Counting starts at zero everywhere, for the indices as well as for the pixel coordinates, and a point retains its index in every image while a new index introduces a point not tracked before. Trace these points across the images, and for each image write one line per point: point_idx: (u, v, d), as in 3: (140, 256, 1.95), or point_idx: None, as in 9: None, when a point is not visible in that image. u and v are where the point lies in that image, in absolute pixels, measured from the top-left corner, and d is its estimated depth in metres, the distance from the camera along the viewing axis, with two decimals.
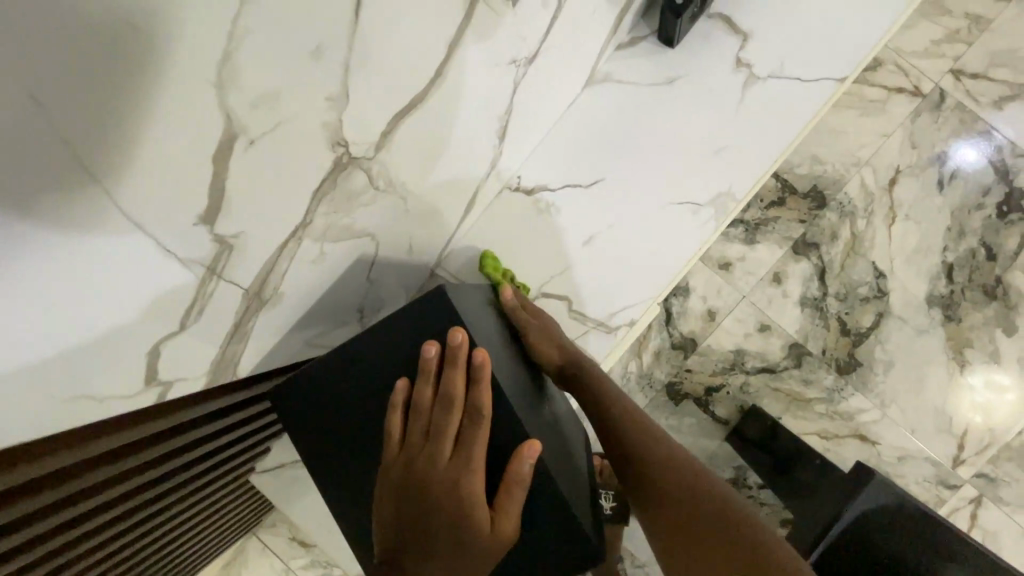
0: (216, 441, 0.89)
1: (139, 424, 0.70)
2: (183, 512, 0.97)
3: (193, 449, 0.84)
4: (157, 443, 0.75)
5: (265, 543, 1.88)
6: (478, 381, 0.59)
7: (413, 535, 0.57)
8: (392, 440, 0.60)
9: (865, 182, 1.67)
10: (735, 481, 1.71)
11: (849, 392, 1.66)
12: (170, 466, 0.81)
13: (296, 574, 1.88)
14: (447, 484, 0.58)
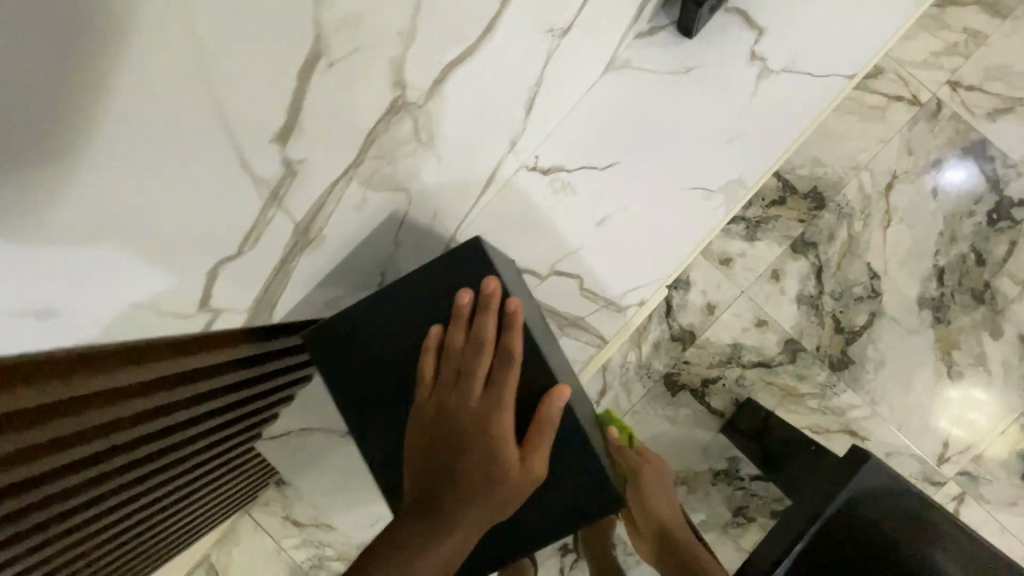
0: (254, 386, 0.89)
1: (188, 356, 0.68)
2: (211, 464, 0.97)
3: (232, 393, 0.83)
4: (200, 380, 0.74)
5: (256, 521, 1.87)
6: (510, 326, 0.62)
7: (443, 473, 0.60)
8: (425, 381, 0.64)
9: (863, 185, 1.72)
10: (727, 472, 1.75)
11: (841, 389, 1.71)
12: (210, 410, 0.81)
13: (286, 554, 1.87)
14: (478, 421, 0.60)
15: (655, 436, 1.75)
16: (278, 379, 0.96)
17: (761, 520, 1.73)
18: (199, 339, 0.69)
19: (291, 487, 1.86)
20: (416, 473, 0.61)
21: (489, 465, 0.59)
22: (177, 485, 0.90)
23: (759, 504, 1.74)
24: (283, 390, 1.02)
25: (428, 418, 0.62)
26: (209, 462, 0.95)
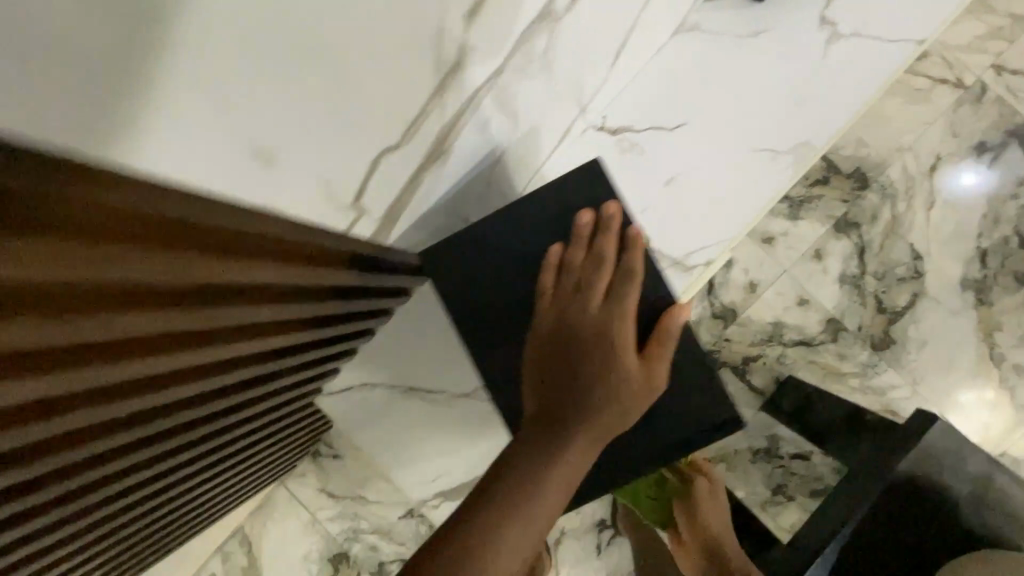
0: (328, 315, 0.80)
1: (264, 263, 0.59)
2: (267, 409, 0.89)
3: (307, 317, 0.75)
4: (281, 298, 0.66)
5: (291, 493, 1.87)
6: (629, 249, 0.81)
7: (573, 363, 0.78)
8: (552, 293, 0.83)
9: (906, 166, 1.73)
10: (767, 450, 1.75)
11: (881, 368, 1.71)
12: (288, 343, 0.75)
13: (320, 526, 1.86)
14: (600, 324, 0.78)
15: None
16: (351, 310, 0.86)
17: (801, 499, 1.73)
18: (271, 234, 0.59)
19: (328, 459, 1.85)
20: (553, 367, 0.79)
21: (616, 361, 0.77)
22: (238, 433, 0.85)
23: (799, 483, 1.74)
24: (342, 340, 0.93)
25: (559, 323, 0.81)
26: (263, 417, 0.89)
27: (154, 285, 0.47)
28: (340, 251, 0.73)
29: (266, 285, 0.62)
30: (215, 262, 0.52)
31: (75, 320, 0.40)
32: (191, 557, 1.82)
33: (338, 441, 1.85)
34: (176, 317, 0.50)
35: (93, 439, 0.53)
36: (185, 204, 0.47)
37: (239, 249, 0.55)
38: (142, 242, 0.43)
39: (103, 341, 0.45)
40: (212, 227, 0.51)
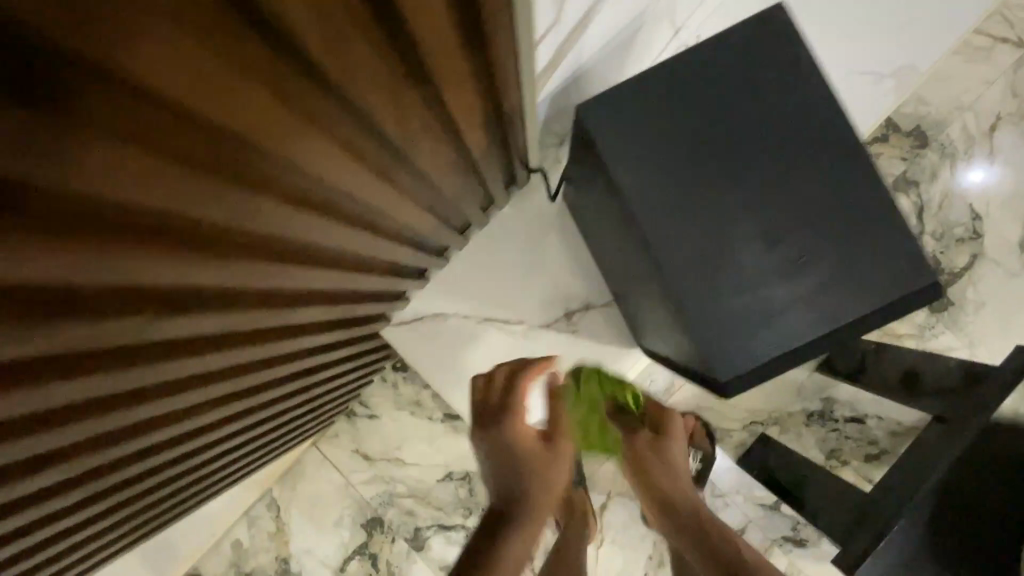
0: (420, 201, 0.71)
1: (327, 156, 0.47)
2: (307, 332, 0.78)
3: (387, 204, 0.64)
4: (353, 183, 0.54)
5: (324, 454, 1.77)
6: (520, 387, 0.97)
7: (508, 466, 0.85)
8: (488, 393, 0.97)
9: (966, 125, 1.69)
10: (822, 413, 1.71)
11: (939, 330, 1.68)
12: (356, 239, 0.65)
13: (354, 489, 1.77)
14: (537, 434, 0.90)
15: None
16: (426, 199, 0.73)
17: (855, 463, 1.68)
18: (371, 102, 0.47)
19: (364, 419, 1.76)
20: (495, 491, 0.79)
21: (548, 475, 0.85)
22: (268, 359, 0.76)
23: (854, 447, 1.69)
24: (333, 338, 0.92)
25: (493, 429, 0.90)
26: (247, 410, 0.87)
27: (185, 212, 0.39)
28: (448, 115, 0.60)
29: (329, 181, 0.50)
30: (258, 168, 0.42)
31: (70, 268, 0.35)
32: (216, 521, 1.72)
33: (375, 400, 1.75)
34: (203, 232, 0.43)
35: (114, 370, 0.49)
36: (214, 127, 0.35)
37: (294, 147, 0.43)
38: (164, 176, 0.35)
39: (126, 273, 0.39)
40: (253, 136, 0.39)
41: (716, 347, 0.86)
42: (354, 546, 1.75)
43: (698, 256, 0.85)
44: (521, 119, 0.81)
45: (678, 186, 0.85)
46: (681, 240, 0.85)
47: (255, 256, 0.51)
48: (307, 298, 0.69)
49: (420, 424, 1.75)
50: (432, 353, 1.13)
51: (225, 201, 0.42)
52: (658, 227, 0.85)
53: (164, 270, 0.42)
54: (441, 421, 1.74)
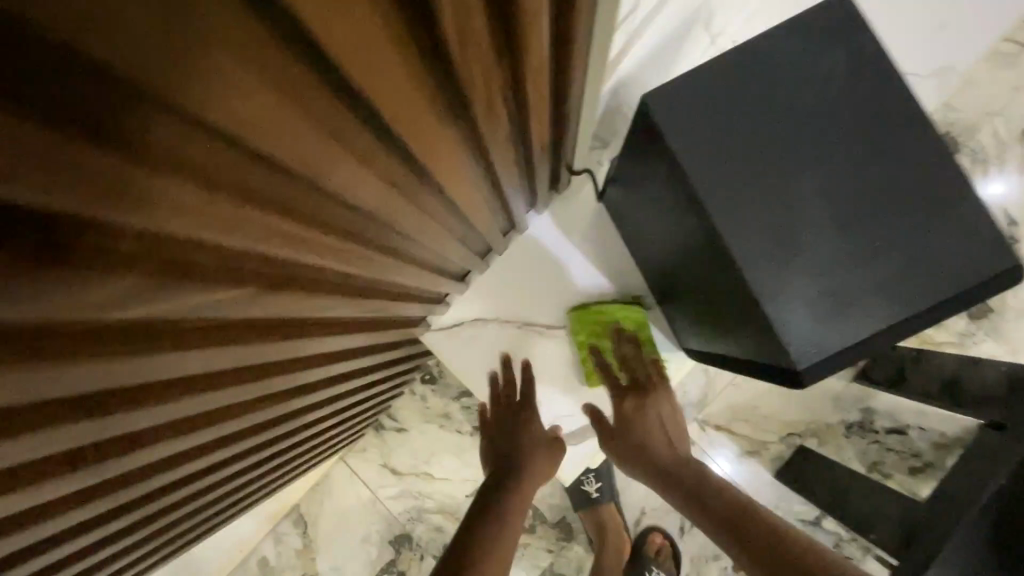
0: (478, 199, 0.71)
1: (427, 159, 0.47)
2: (369, 336, 0.78)
3: (453, 201, 0.64)
4: (434, 182, 0.54)
5: (351, 469, 1.75)
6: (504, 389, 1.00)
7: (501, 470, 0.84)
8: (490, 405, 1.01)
9: (997, 131, 1.69)
10: (862, 425, 1.66)
11: (980, 338, 1.64)
12: (421, 237, 0.65)
13: (382, 505, 1.74)
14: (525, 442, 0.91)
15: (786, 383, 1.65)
16: (484, 194, 0.72)
17: (898, 478, 1.62)
18: (464, 103, 0.47)
19: (392, 432, 1.73)
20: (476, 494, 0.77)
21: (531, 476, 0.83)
22: (337, 370, 0.76)
23: (896, 460, 1.63)
24: (355, 379, 0.90)
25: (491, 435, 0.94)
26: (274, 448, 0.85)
27: (312, 220, 0.40)
28: (519, 111, 0.60)
29: (420, 182, 0.51)
30: (375, 176, 0.42)
31: (227, 280, 0.36)
32: (243, 538, 1.69)
33: (403, 413, 1.73)
34: (321, 241, 0.43)
35: (226, 383, 0.50)
36: (353, 139, 0.36)
37: (400, 152, 0.43)
38: (305, 187, 0.36)
39: (261, 282, 0.40)
40: (375, 144, 0.39)
41: (790, 327, 0.64)
42: (381, 564, 1.71)
43: (759, 209, 0.65)
44: (574, 121, 0.81)
45: (727, 126, 0.67)
46: (737, 189, 0.66)
47: (350, 259, 0.51)
48: (333, 347, 0.67)
49: (449, 437, 1.71)
50: (471, 356, 1.13)
51: (342, 206, 0.42)
52: (702, 174, 0.66)
53: (282, 275, 0.43)
54: (470, 435, 1.70)
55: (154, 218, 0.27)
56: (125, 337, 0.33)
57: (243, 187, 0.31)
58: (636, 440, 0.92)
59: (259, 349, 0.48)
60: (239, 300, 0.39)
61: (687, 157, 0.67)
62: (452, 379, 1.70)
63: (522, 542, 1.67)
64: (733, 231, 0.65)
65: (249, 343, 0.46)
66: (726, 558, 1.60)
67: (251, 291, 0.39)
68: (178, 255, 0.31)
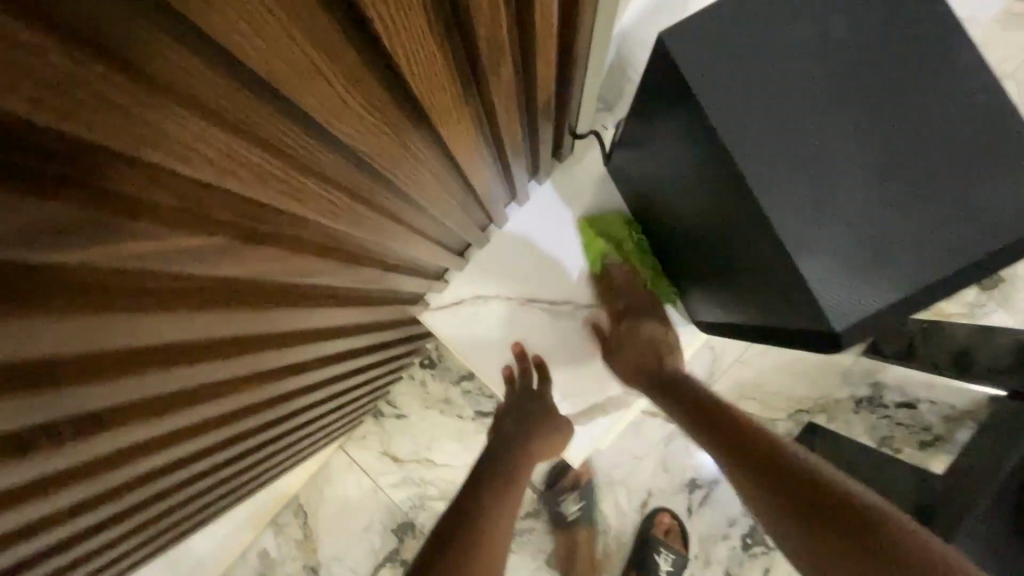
0: (480, 160, 0.65)
1: (424, 98, 0.42)
2: (365, 313, 0.73)
3: (452, 158, 0.58)
4: (432, 131, 0.49)
5: (351, 457, 1.70)
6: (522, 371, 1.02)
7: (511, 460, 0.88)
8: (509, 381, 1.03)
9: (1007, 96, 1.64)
10: (871, 400, 1.62)
11: (990, 308, 1.60)
12: (418, 200, 0.60)
13: (383, 493, 1.70)
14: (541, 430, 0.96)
15: (794, 360, 1.61)
16: (485, 157, 0.67)
17: (908, 451, 1.59)
18: (466, 35, 0.41)
19: (391, 419, 1.68)
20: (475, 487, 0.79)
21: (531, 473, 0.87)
22: (332, 348, 0.71)
23: (906, 434, 1.61)
24: (352, 357, 0.85)
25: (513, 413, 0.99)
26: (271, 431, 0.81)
27: (290, 158, 0.34)
28: (526, 58, 0.54)
29: (416, 126, 0.45)
30: (366, 110, 0.37)
31: (192, 222, 0.31)
32: (241, 532, 1.64)
33: (402, 399, 1.68)
34: (303, 189, 0.38)
35: (211, 355, 0.44)
36: (338, 55, 0.31)
37: (391, 84, 0.38)
38: (278, 111, 0.30)
39: (237, 233, 0.35)
40: (363, 63, 0.33)
41: (827, 284, 0.59)
42: (384, 553, 1.68)
43: (788, 161, 0.60)
44: (581, 79, 0.75)
45: (758, 76, 0.62)
46: (765, 139, 0.61)
47: (339, 217, 0.46)
48: (330, 321, 0.63)
49: (450, 423, 1.67)
50: (473, 335, 1.07)
51: (325, 147, 0.37)
52: (728, 123, 0.61)
53: (263, 229, 0.38)
54: (471, 420, 1.66)
55: (89, 125, 0.21)
56: (63, 285, 0.27)
57: (202, 95, 0.25)
58: (636, 356, 1.00)
59: (244, 317, 0.43)
60: (212, 251, 0.33)
61: (710, 105, 0.62)
62: (452, 363, 1.66)
63: (528, 527, 1.64)
64: (760, 183, 0.60)
65: (233, 309, 0.40)
66: (735, 537, 1.57)
67: (224, 240, 0.34)
68: (124, 177, 0.25)
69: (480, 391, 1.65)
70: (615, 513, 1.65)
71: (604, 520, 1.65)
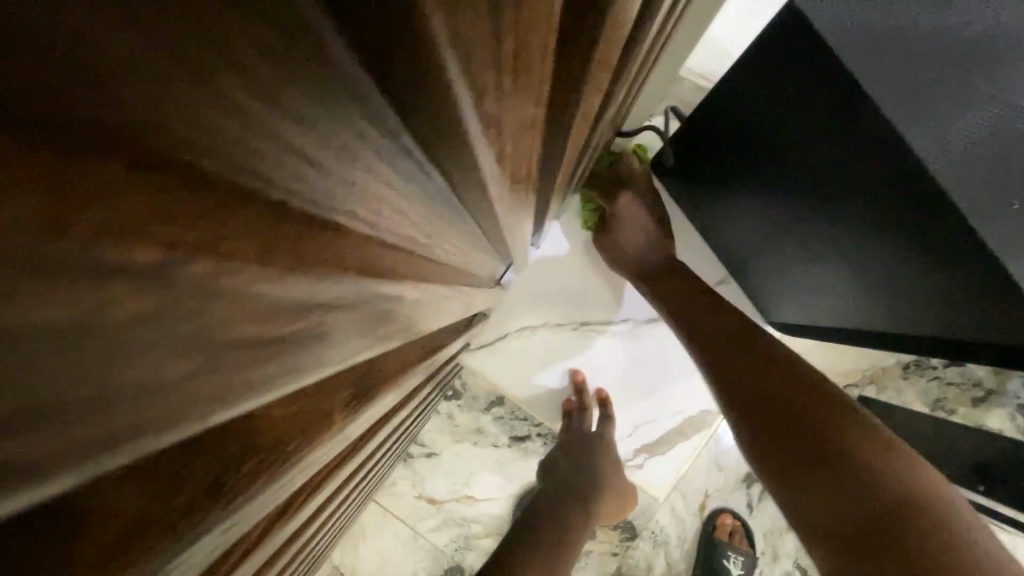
0: (562, 179, 0.52)
1: (565, 117, 0.29)
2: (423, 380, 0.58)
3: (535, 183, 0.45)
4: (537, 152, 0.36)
5: (385, 507, 1.52)
6: (583, 399, 0.94)
7: (561, 496, 0.78)
8: (568, 411, 0.96)
9: None
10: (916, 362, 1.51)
11: None
12: (487, 241, 0.46)
13: (423, 540, 1.53)
14: (616, 473, 0.87)
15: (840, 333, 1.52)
16: (564, 177, 0.54)
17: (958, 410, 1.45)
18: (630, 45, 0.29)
19: (422, 459, 1.51)
20: (559, 548, 0.69)
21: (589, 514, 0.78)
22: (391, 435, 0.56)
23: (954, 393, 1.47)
24: (408, 424, 0.71)
25: (569, 444, 0.90)
26: (329, 533, 0.66)
27: (384, 239, 0.21)
28: (648, 47, 0.41)
29: (526, 159, 0.33)
30: (500, 141, 0.24)
31: (292, 420, 0.17)
32: None
33: (432, 436, 1.51)
34: (406, 276, 0.24)
35: (297, 537, 0.29)
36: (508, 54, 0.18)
37: (538, 104, 0.25)
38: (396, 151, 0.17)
39: (350, 393, 0.21)
40: (520, 90, 0.21)
41: None
42: None
43: (965, 119, 0.44)
44: (654, 66, 0.63)
45: (926, 21, 0.45)
46: (956, 109, 0.44)
47: (429, 305, 0.32)
48: (403, 407, 0.50)
49: (486, 453, 1.53)
50: (523, 371, 0.98)
51: (430, 204, 0.24)
52: (883, 85, 0.45)
53: (371, 361, 0.24)
54: (508, 447, 1.52)
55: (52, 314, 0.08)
56: None
57: (245, 172, 0.12)
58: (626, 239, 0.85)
59: (338, 479, 0.28)
60: (330, 444, 0.19)
61: (845, 56, 0.46)
62: (480, 389, 1.50)
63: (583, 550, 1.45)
64: (924, 152, 0.44)
65: (331, 478, 0.26)
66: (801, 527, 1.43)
67: (341, 420, 0.19)
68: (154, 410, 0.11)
69: (513, 416, 1.51)
70: (674, 524, 1.48)
71: (663, 530, 1.47)
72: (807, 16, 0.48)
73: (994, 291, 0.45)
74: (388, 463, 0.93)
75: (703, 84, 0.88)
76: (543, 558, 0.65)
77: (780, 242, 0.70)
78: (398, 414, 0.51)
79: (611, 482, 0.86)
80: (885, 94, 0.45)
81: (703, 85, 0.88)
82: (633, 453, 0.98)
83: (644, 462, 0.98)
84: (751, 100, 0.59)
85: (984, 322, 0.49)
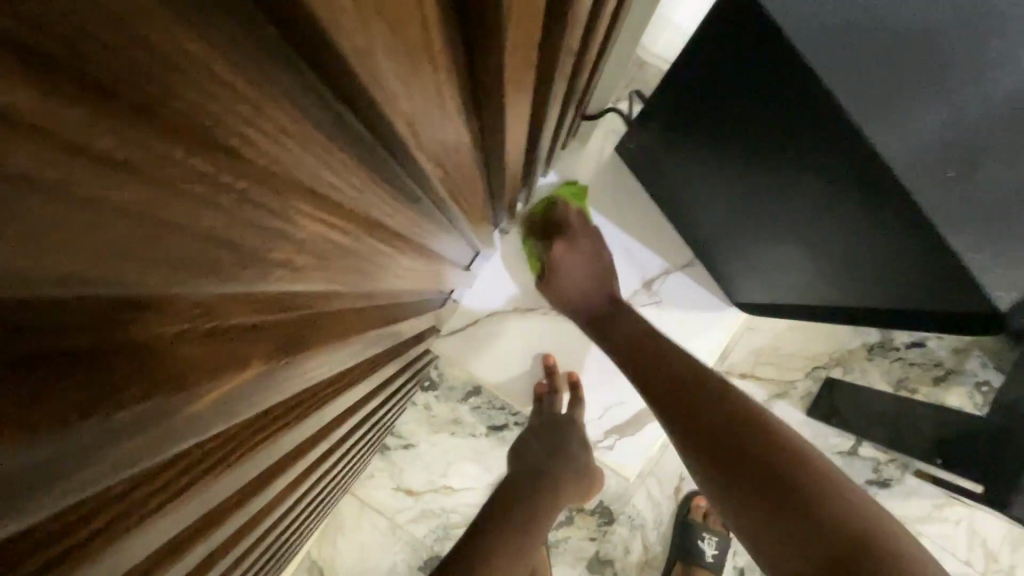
0: (518, 159, 0.52)
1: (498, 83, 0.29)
2: (389, 361, 0.58)
3: (486, 159, 0.45)
4: (476, 122, 0.36)
5: (363, 499, 1.51)
6: (554, 381, 0.95)
7: (531, 476, 0.79)
8: (540, 393, 0.97)
9: None
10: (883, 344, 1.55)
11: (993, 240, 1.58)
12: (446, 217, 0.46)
13: (403, 532, 1.51)
14: (587, 454, 0.88)
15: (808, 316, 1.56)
16: (521, 156, 0.55)
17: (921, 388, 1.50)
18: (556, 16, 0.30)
19: (399, 451, 1.51)
20: (531, 529, 0.69)
21: (558, 489, 0.79)
22: (357, 417, 0.55)
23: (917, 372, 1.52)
24: (375, 410, 0.70)
25: (541, 427, 0.91)
26: (296, 522, 0.65)
27: (334, 197, 0.21)
28: (588, 21, 0.41)
29: (467, 127, 0.34)
30: (430, 99, 0.24)
31: (212, 352, 0.16)
32: None
33: (409, 428, 1.51)
34: (352, 235, 0.25)
35: (249, 501, 0.29)
36: (418, 9, 0.18)
37: (459, 65, 0.26)
38: (328, 132, 0.18)
39: (280, 340, 0.21)
40: (440, 49, 0.22)
41: (993, 254, 0.45)
42: None
43: (906, 96, 0.46)
44: (609, 49, 0.64)
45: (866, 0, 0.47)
46: (897, 86, 0.46)
47: (376, 271, 0.32)
48: (367, 384, 0.50)
49: (463, 443, 1.52)
50: (493, 356, 0.99)
51: (377, 169, 0.24)
52: (829, 63, 0.47)
53: (307, 315, 0.24)
54: (485, 436, 1.52)
55: None
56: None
57: (194, 111, 0.12)
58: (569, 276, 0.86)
59: (287, 440, 0.29)
60: (252, 389, 0.19)
61: (792, 34, 0.47)
62: (456, 380, 1.50)
63: (562, 535, 1.45)
64: (870, 129, 0.46)
65: (277, 436, 0.26)
66: None
67: (267, 363, 0.19)
68: (45, 317, 0.11)
69: (490, 405, 1.51)
70: (651, 508, 1.49)
71: (640, 514, 1.48)
72: (759, 4, 0.48)
73: (930, 260, 0.47)
74: (359, 454, 0.92)
75: (664, 67, 0.90)
76: (513, 533, 0.66)
77: (739, 222, 0.72)
78: (361, 390, 0.50)
79: (582, 462, 0.87)
80: (827, 72, 0.46)
81: (665, 67, 0.90)
82: (604, 435, 0.99)
83: (616, 444, 0.99)
84: (703, 84, 0.61)
85: (926, 290, 0.51)
